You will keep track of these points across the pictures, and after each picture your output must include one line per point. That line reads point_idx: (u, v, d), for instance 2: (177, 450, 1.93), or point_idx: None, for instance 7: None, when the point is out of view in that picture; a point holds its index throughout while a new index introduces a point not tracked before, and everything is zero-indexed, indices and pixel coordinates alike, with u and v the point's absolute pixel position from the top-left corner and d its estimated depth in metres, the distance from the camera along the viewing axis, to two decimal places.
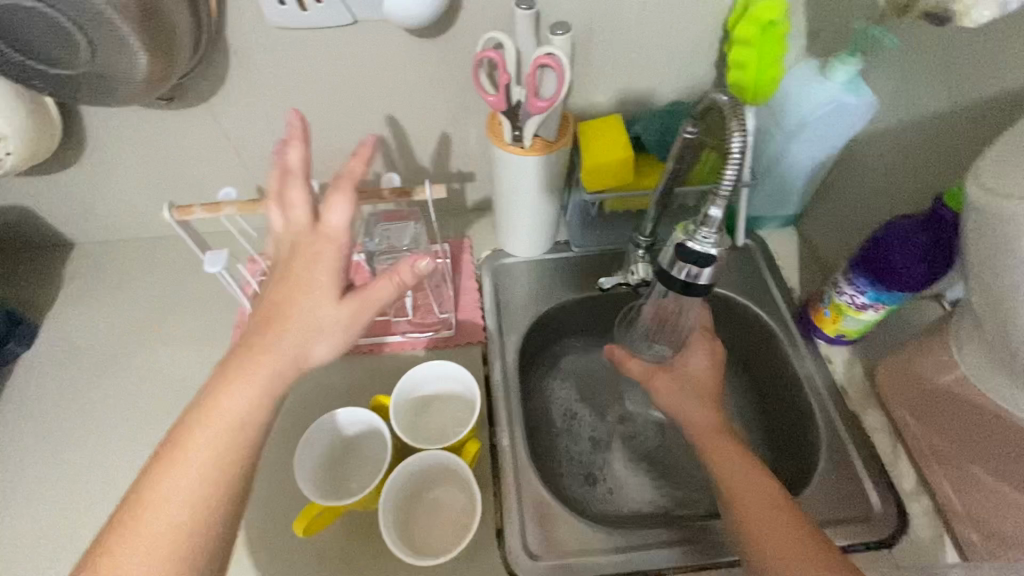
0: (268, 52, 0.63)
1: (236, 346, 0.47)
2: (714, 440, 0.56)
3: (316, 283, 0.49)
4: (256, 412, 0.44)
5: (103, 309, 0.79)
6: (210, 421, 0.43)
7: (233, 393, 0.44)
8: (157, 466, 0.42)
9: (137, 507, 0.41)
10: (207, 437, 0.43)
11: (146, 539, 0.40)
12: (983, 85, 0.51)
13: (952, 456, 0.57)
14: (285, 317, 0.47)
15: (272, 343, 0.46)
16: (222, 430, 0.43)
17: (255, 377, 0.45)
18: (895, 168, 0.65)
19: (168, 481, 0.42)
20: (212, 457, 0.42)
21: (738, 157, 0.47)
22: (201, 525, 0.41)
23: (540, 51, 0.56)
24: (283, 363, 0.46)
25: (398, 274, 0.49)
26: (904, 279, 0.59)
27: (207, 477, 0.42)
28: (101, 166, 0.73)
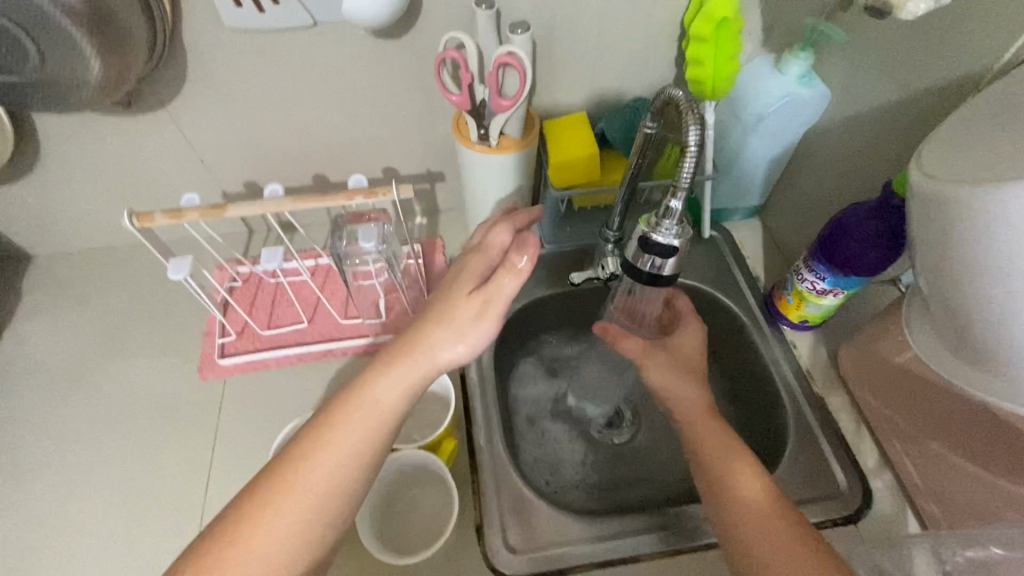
0: (228, 55, 0.62)
1: (399, 348, 0.48)
2: (715, 444, 0.54)
3: (460, 281, 0.50)
4: (399, 405, 0.47)
5: (66, 322, 0.77)
6: (360, 410, 0.47)
7: (383, 394, 0.47)
8: (303, 451, 0.45)
9: (276, 491, 0.44)
10: (352, 440, 0.46)
11: (282, 522, 0.43)
12: (926, 75, 0.54)
13: (910, 432, 0.60)
14: (446, 319, 0.48)
15: (419, 340, 0.48)
16: (366, 421, 0.46)
17: (395, 373, 0.47)
18: (848, 158, 0.67)
19: (310, 467, 0.45)
20: (354, 447, 0.46)
21: (695, 150, 0.48)
22: (333, 511, 0.45)
23: (502, 50, 0.57)
24: (423, 361, 0.48)
25: (519, 270, 0.47)
26: (860, 264, 0.61)
27: (343, 466, 0.45)
28: (58, 175, 0.71)
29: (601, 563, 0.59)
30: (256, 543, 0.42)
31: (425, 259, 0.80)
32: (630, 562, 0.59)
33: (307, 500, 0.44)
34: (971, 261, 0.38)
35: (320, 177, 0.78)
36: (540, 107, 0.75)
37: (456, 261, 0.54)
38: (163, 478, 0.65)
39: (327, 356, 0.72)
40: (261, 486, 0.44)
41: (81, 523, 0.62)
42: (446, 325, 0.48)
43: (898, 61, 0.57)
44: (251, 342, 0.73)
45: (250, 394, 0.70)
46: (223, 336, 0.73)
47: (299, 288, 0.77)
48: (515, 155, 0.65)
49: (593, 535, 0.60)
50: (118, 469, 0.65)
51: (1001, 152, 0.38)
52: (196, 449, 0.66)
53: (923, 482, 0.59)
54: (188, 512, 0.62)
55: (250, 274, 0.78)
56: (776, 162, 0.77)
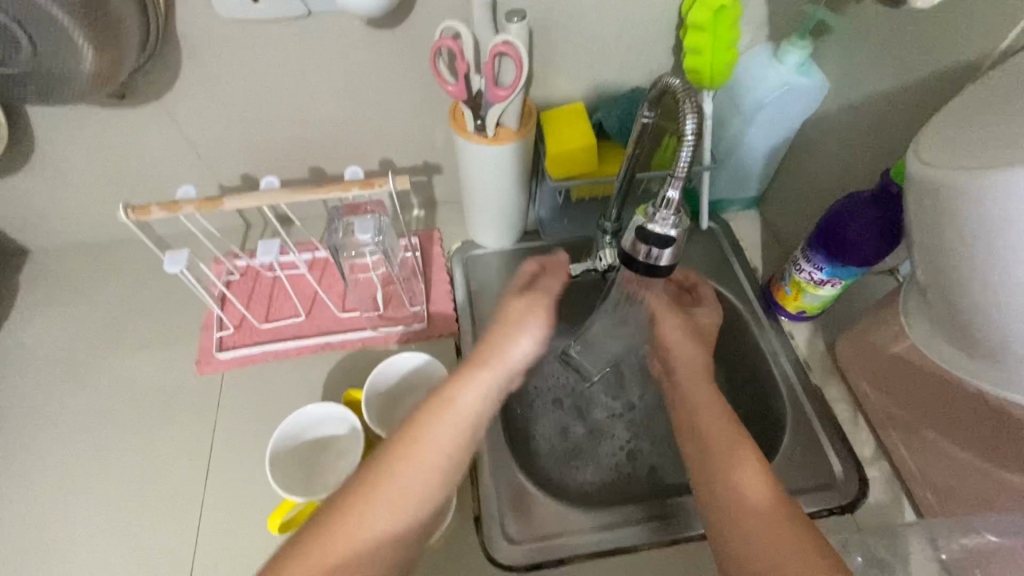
0: (221, 46, 0.62)
1: (476, 356, 0.53)
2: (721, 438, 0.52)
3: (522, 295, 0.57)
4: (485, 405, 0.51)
5: (62, 316, 0.76)
6: (451, 413, 0.49)
7: (468, 397, 0.51)
8: (401, 450, 0.46)
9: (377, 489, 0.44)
10: (446, 437, 0.48)
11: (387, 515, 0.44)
12: (925, 63, 0.54)
13: (907, 422, 0.60)
14: (510, 322, 0.55)
15: (502, 345, 0.54)
16: (460, 423, 0.49)
17: (482, 374, 0.52)
18: (846, 147, 0.67)
19: (411, 467, 0.46)
20: (450, 446, 0.48)
21: (692, 139, 0.48)
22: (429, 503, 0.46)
23: (497, 39, 0.56)
24: (506, 363, 0.53)
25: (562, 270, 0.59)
26: (858, 254, 0.61)
27: (443, 464, 0.47)
28: (53, 168, 0.71)
29: (597, 553, 0.59)
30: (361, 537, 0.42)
31: (423, 252, 0.80)
32: (628, 552, 0.59)
33: (410, 493, 0.45)
34: (969, 249, 0.38)
35: (316, 170, 0.77)
36: (537, 98, 0.75)
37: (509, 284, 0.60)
38: (162, 471, 0.65)
39: (325, 348, 0.72)
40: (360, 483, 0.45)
41: (81, 516, 0.62)
42: (514, 327, 0.55)
43: (897, 49, 0.57)
44: (249, 335, 0.73)
45: (249, 387, 0.70)
46: (221, 329, 0.73)
47: (296, 281, 0.77)
48: (512, 146, 0.65)
49: (591, 525, 0.60)
50: (117, 462, 0.65)
51: (998, 140, 0.38)
52: (195, 442, 0.66)
53: (919, 471, 0.60)
54: (188, 505, 0.62)
55: (247, 267, 0.78)
56: (774, 153, 0.77)
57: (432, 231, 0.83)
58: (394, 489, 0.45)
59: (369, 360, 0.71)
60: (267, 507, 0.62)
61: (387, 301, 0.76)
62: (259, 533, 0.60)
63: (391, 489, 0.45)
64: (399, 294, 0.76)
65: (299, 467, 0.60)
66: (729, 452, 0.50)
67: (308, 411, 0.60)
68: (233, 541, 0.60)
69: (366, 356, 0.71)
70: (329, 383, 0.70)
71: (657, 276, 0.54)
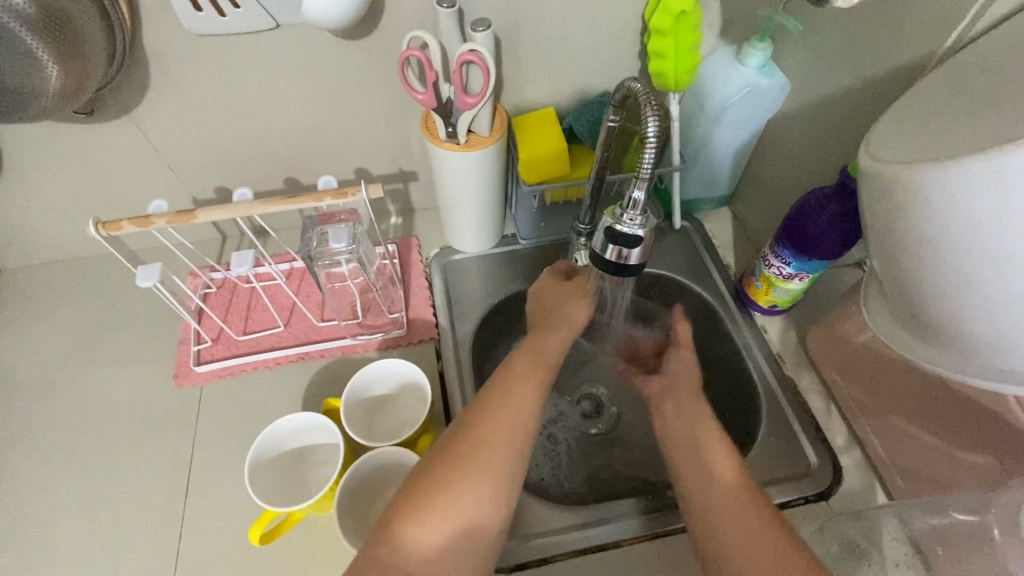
0: (190, 60, 0.62)
1: (536, 332, 0.56)
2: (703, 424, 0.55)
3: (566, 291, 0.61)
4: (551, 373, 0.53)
5: (35, 335, 0.75)
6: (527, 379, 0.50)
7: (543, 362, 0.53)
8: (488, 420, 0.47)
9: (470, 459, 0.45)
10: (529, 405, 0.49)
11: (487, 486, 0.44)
12: (876, 62, 0.56)
13: (875, 409, 0.62)
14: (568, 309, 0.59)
15: (563, 324, 0.57)
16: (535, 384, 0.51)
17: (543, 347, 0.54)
18: (808, 145, 0.69)
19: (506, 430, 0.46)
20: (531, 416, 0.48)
21: (654, 142, 0.49)
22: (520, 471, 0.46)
23: (464, 48, 0.57)
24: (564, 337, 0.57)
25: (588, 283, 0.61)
26: (823, 247, 0.63)
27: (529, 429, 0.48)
28: (23, 186, 0.70)
29: (581, 550, 0.60)
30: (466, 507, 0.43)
31: (401, 259, 0.81)
32: (611, 548, 0.60)
33: (500, 468, 0.45)
34: (917, 238, 0.39)
35: (291, 181, 0.78)
36: (509, 105, 0.76)
37: (537, 288, 0.64)
38: (140, 487, 0.64)
39: (305, 358, 0.72)
40: (446, 461, 0.44)
41: (57, 537, 0.61)
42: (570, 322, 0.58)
43: (851, 48, 0.59)
44: (228, 347, 0.73)
45: (228, 400, 0.70)
46: (199, 343, 0.73)
47: (274, 292, 0.77)
48: (484, 152, 0.65)
49: (575, 523, 0.61)
50: (93, 482, 0.65)
51: (940, 135, 0.40)
52: (174, 458, 0.66)
53: (887, 456, 0.61)
54: (168, 521, 0.62)
55: (224, 279, 0.78)
56: (741, 152, 0.79)
57: (409, 238, 0.83)
58: (490, 462, 0.45)
59: (349, 369, 0.71)
60: (248, 520, 0.61)
61: (366, 309, 0.76)
62: (240, 546, 0.60)
63: (480, 463, 0.45)
64: (378, 301, 0.76)
65: (278, 476, 0.60)
66: (701, 445, 0.52)
67: (285, 422, 0.60)
68: (214, 556, 0.59)
69: (346, 365, 0.72)
70: (309, 393, 0.70)
71: (628, 275, 0.55)
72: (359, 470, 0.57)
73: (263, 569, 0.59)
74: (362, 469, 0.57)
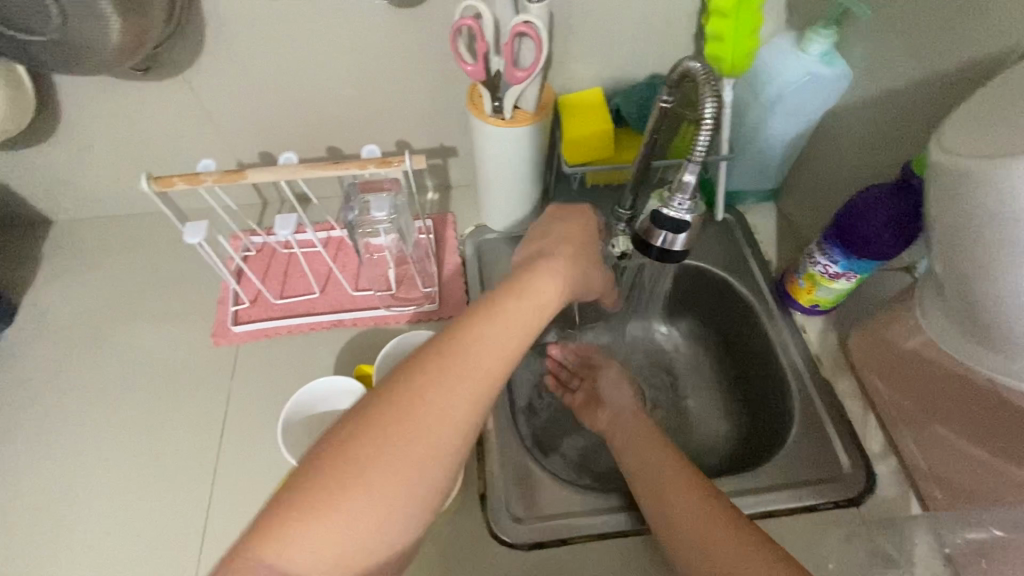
0: (245, 22, 0.62)
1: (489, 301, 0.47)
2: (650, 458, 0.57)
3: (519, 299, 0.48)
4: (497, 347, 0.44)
5: (84, 285, 0.78)
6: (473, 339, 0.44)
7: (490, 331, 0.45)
8: (425, 374, 0.41)
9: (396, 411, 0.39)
10: (470, 373, 0.42)
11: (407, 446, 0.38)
12: (953, 53, 0.52)
13: (917, 417, 0.60)
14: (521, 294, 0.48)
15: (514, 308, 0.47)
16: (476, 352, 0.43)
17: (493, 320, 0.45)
18: (867, 140, 0.66)
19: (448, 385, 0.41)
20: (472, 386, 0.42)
21: (710, 124, 0.48)
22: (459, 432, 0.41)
23: (518, 19, 0.56)
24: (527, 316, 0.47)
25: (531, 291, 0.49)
26: (875, 248, 0.60)
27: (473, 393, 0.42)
28: (79, 140, 0.73)
29: (599, 534, 0.59)
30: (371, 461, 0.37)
31: (436, 235, 0.81)
32: (630, 535, 0.59)
33: (436, 423, 0.40)
34: (998, 248, 0.37)
35: (333, 150, 0.78)
36: (555, 83, 0.75)
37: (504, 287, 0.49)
38: (176, 437, 0.66)
39: (338, 325, 0.73)
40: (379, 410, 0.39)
41: (96, 480, 0.64)
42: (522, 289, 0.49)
43: (923, 39, 0.55)
44: (265, 310, 0.74)
45: (261, 360, 0.71)
46: (236, 304, 0.75)
47: (311, 259, 0.78)
48: (529, 128, 0.65)
49: (597, 506, 0.61)
50: (130, 429, 0.67)
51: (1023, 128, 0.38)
52: (210, 412, 0.68)
53: (925, 465, 0.59)
54: (202, 471, 0.64)
55: (264, 244, 0.79)
56: (793, 144, 0.76)
57: (445, 214, 0.83)
58: (419, 424, 0.39)
59: (379, 339, 0.72)
60: (276, 479, 0.63)
61: (400, 281, 0.76)
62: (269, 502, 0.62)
63: (408, 425, 0.39)
64: (412, 275, 0.77)
65: (310, 436, 0.62)
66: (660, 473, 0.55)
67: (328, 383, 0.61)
68: (244, 508, 0.61)
69: (377, 334, 0.72)
70: (341, 360, 0.71)
71: (672, 262, 0.54)
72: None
73: None
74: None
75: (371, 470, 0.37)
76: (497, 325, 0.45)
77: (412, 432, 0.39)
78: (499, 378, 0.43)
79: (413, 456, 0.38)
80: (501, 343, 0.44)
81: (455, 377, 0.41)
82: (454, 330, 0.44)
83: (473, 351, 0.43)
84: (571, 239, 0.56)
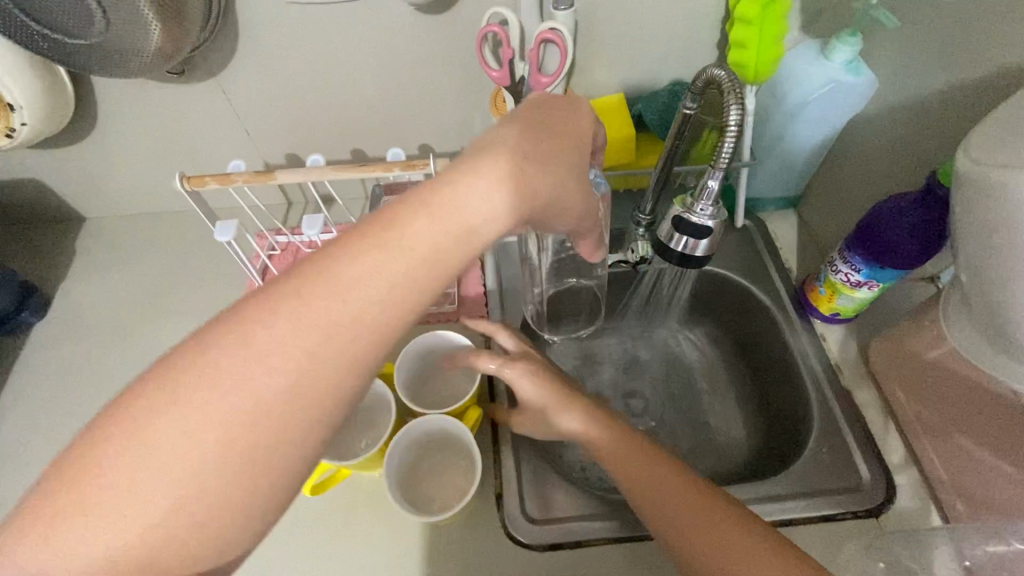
0: (276, 26, 0.64)
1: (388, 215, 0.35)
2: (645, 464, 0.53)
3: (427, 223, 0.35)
4: (389, 284, 0.33)
5: (116, 280, 0.81)
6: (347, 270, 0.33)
7: (375, 261, 0.33)
8: (266, 307, 0.32)
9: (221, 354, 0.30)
10: (331, 314, 0.32)
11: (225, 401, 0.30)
12: (981, 62, 0.52)
13: (939, 429, 0.59)
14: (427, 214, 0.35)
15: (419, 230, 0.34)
16: (352, 286, 0.32)
17: (379, 247, 0.34)
18: (892, 148, 0.65)
19: (291, 323, 0.31)
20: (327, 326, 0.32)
21: (735, 131, 0.48)
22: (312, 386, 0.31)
23: (544, 26, 0.57)
24: (435, 245, 0.35)
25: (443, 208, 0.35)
26: (899, 257, 0.60)
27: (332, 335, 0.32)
28: (114, 140, 0.75)
29: (614, 538, 0.59)
30: (165, 415, 0.29)
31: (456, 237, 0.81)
32: (645, 539, 0.59)
33: (266, 375, 0.30)
34: None
35: (357, 152, 0.80)
36: (577, 89, 0.75)
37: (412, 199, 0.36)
38: None
39: None
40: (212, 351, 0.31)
41: None
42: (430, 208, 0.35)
43: (950, 48, 0.55)
44: None
45: None
46: None
47: None
48: None
49: (612, 511, 0.61)
50: None
51: None
52: None
53: (948, 478, 0.58)
54: None
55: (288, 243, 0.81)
56: (815, 151, 0.76)
57: None
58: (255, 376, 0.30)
59: None
60: None
61: None
62: None
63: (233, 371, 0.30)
64: None
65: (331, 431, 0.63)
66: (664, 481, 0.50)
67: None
68: None
69: None
70: None
71: (693, 267, 0.55)
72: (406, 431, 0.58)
73: (310, 520, 0.61)
74: (410, 431, 0.59)
75: (170, 419, 0.29)
76: (394, 249, 0.34)
77: (239, 384, 0.30)
78: (375, 316, 0.32)
79: (231, 414, 0.30)
80: (382, 273, 0.33)
81: (304, 314, 0.31)
82: (334, 252, 0.33)
83: (358, 284, 0.32)
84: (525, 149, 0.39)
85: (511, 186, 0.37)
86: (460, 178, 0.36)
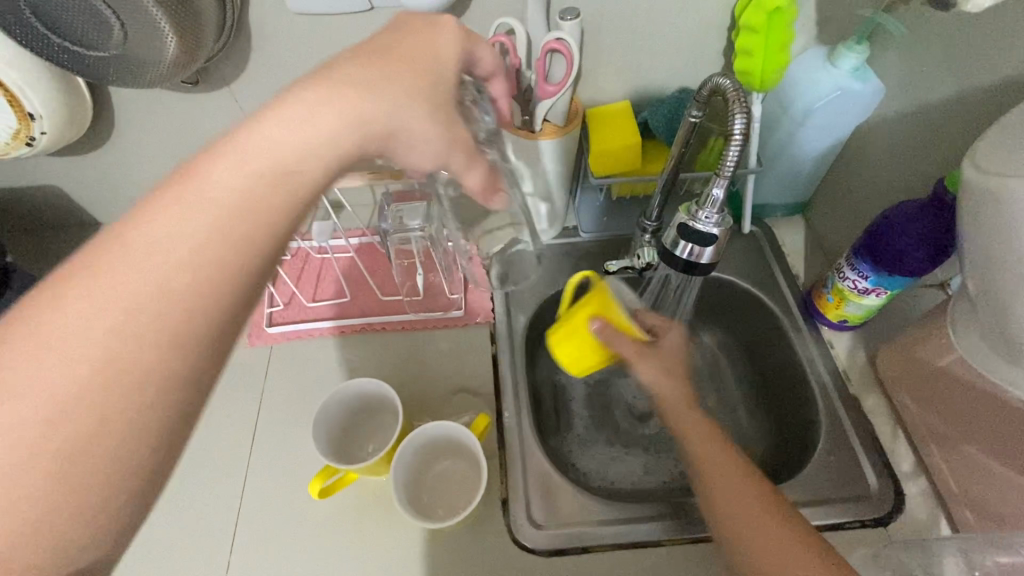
0: (288, 37, 0.65)
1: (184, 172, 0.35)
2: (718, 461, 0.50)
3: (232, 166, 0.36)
4: (205, 229, 0.34)
5: None
6: (152, 220, 0.33)
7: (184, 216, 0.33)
8: (64, 280, 0.31)
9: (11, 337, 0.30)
10: (144, 269, 0.32)
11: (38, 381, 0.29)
12: (987, 70, 0.52)
13: (949, 437, 0.59)
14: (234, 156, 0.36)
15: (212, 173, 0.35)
16: (166, 238, 0.33)
17: (181, 200, 0.34)
18: (899, 154, 0.65)
19: (101, 284, 0.31)
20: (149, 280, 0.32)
21: (739, 139, 0.48)
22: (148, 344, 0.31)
23: (550, 36, 0.58)
24: (246, 193, 0.35)
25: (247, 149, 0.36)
26: (905, 264, 0.60)
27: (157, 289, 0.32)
28: (130, 147, 0.77)
29: (620, 544, 0.60)
30: None
31: None
32: (651, 546, 0.59)
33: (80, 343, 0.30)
34: None
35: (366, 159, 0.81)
36: (584, 96, 0.76)
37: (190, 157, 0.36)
38: (212, 431, 0.69)
39: (367, 329, 0.75)
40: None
41: None
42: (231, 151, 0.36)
43: (958, 56, 0.55)
44: (298, 312, 0.77)
45: (294, 361, 0.74)
46: (272, 306, 0.77)
47: (344, 264, 0.81)
48: (554, 142, 0.66)
49: (618, 516, 0.61)
50: None
51: None
52: (245, 409, 0.71)
53: (956, 487, 0.58)
54: (237, 465, 0.67)
55: (298, 248, 0.82)
56: (823, 158, 0.76)
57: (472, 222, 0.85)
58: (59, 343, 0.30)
59: (408, 343, 0.74)
60: (306, 476, 0.65)
61: (428, 287, 0.79)
62: (299, 497, 0.64)
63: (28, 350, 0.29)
64: (439, 281, 0.79)
65: (339, 434, 0.64)
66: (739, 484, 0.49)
67: (357, 383, 0.63)
68: (276, 502, 0.64)
69: (405, 338, 0.74)
70: (370, 362, 0.73)
71: (698, 274, 0.55)
72: (408, 442, 0.59)
73: (319, 522, 0.62)
74: (413, 441, 0.59)
75: None
76: (202, 197, 0.34)
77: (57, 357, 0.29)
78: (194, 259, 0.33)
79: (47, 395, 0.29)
80: (187, 219, 0.33)
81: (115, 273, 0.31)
82: (140, 211, 0.33)
83: (188, 210, 0.33)
84: (348, 80, 0.41)
85: (329, 109, 0.39)
86: (267, 117, 0.38)
